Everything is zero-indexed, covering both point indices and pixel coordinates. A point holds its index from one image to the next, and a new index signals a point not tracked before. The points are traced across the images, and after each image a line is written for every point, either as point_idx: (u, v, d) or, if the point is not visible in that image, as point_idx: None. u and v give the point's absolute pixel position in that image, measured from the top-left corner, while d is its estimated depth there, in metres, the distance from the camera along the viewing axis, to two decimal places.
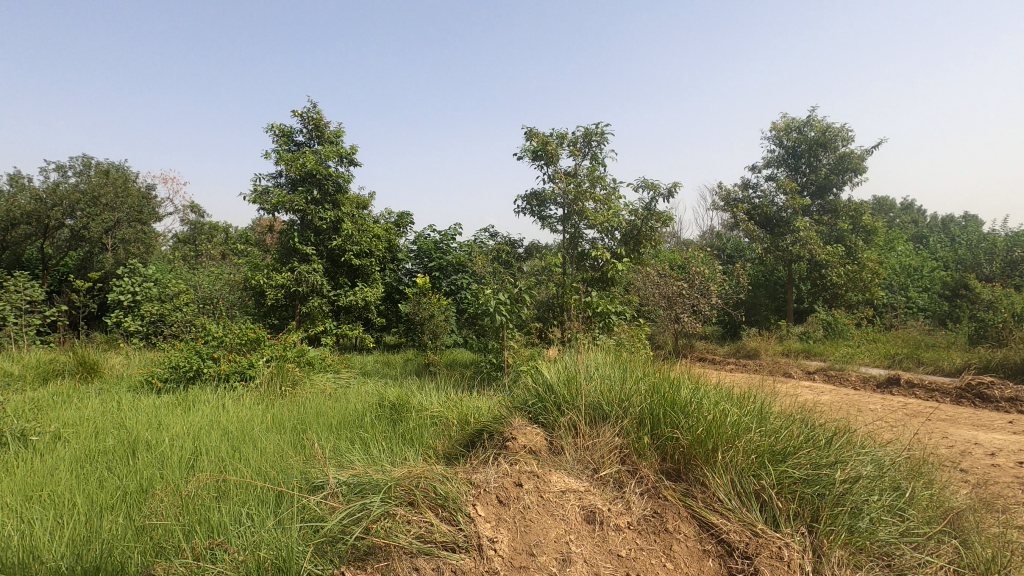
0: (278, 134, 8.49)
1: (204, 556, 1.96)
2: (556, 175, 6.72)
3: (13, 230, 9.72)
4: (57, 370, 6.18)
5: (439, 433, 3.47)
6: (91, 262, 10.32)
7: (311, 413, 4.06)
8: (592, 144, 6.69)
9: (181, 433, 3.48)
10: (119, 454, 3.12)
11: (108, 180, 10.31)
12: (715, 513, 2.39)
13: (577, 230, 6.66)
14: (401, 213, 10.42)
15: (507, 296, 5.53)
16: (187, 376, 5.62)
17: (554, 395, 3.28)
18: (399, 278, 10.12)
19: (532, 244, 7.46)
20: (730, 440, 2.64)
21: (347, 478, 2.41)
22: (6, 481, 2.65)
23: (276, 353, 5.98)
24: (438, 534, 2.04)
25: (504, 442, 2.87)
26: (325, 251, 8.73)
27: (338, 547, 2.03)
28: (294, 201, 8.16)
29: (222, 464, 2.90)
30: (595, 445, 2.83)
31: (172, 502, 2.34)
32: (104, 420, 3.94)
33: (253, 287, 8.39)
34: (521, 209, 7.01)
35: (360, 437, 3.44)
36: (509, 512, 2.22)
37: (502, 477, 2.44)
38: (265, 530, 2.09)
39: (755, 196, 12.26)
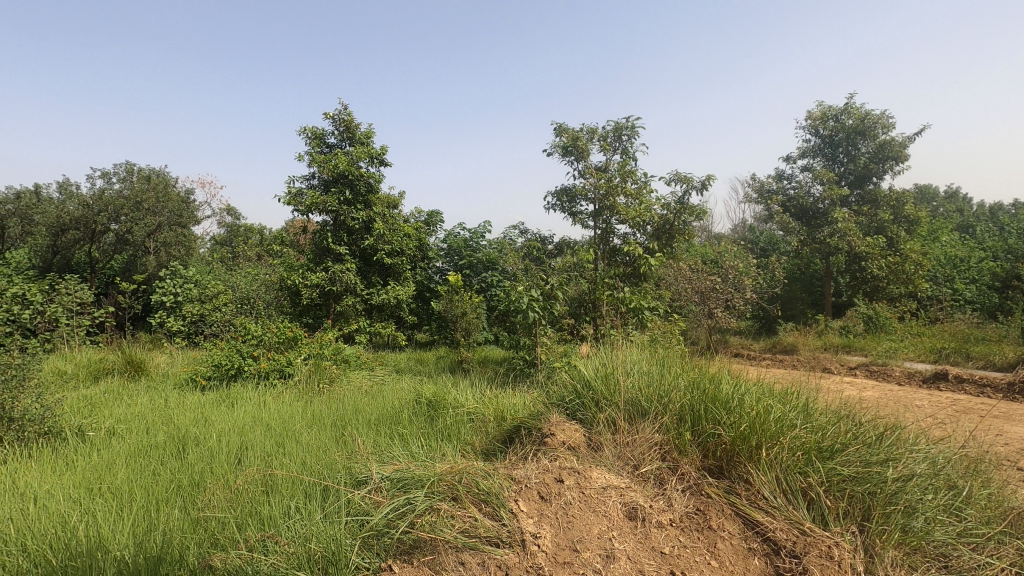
0: (311, 136, 8.66)
1: (258, 548, 2.01)
2: (586, 169, 6.68)
3: (63, 236, 10.09)
4: (107, 369, 6.45)
5: (476, 429, 3.50)
6: (136, 265, 10.76)
7: (349, 409, 4.14)
8: (623, 138, 6.63)
9: (227, 430, 3.59)
10: (170, 449, 3.24)
11: (149, 186, 10.68)
12: (761, 511, 2.34)
13: (609, 226, 6.61)
14: (431, 212, 10.54)
15: (539, 292, 5.53)
16: (229, 373, 5.79)
17: (592, 391, 3.27)
18: (429, 276, 10.23)
19: (563, 240, 7.47)
20: (774, 437, 2.58)
21: (389, 473, 2.45)
22: (68, 475, 2.78)
23: (313, 351, 6.14)
24: (482, 529, 2.05)
25: (542, 438, 2.88)
26: (357, 251, 8.88)
27: (384, 540, 2.06)
28: (327, 202, 8.31)
29: (268, 459, 2.98)
30: (634, 441, 2.82)
31: (225, 496, 2.42)
32: (154, 416, 4.10)
33: (287, 287, 8.56)
34: (552, 206, 7.01)
35: (399, 433, 3.49)
36: (551, 508, 2.22)
37: (542, 473, 2.45)
38: (314, 523, 2.13)
39: (789, 187, 11.97)
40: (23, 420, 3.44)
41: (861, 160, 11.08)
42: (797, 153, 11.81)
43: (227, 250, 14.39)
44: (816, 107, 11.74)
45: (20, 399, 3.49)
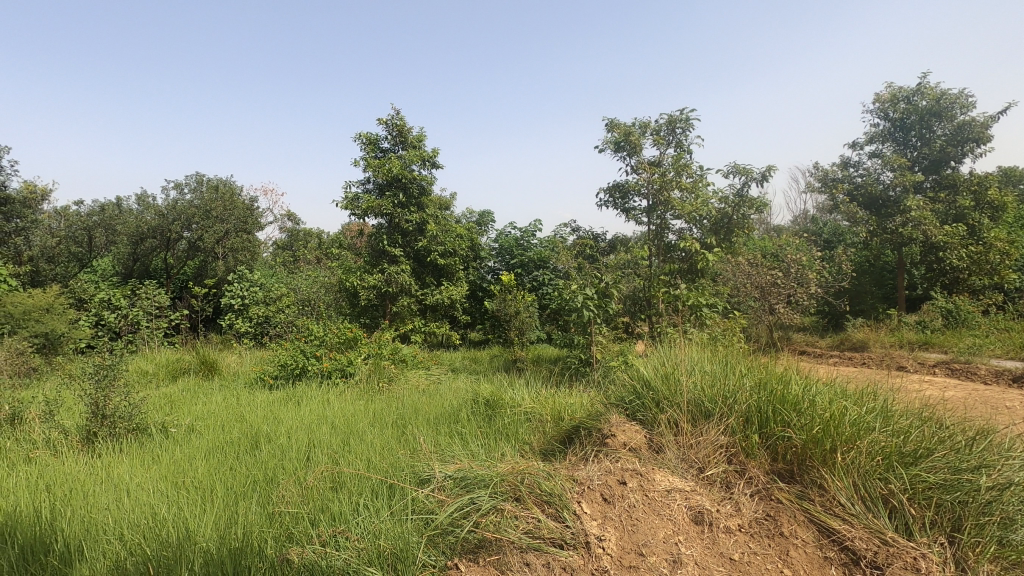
0: (365, 142, 8.90)
1: (329, 543, 2.08)
2: (638, 164, 6.56)
3: (142, 244, 10.81)
4: (183, 369, 6.87)
5: (534, 429, 3.50)
6: (206, 270, 11.41)
7: (408, 408, 4.22)
8: (676, 131, 6.47)
9: (295, 428, 3.75)
10: (245, 446, 3.41)
11: (218, 196, 11.14)
12: (837, 518, 2.23)
13: (664, 221, 6.47)
14: (482, 212, 10.63)
15: (594, 290, 5.48)
16: (294, 373, 6.02)
17: (652, 391, 3.20)
18: (482, 276, 10.32)
19: (617, 237, 7.37)
20: (850, 441, 2.45)
21: (452, 472, 2.49)
22: (154, 469, 2.97)
23: (372, 351, 6.32)
24: (546, 531, 2.05)
25: (602, 439, 2.85)
26: (411, 252, 9.06)
27: (449, 539, 2.09)
28: (382, 206, 8.54)
29: (335, 456, 3.09)
30: (698, 443, 2.75)
31: (297, 493, 2.52)
32: (228, 414, 4.34)
33: (346, 289, 8.85)
34: (604, 202, 6.93)
35: (458, 432, 3.53)
36: (615, 510, 2.20)
37: (604, 475, 2.42)
38: (382, 521, 2.20)
39: (857, 175, 11.34)
40: (115, 416, 3.72)
41: (936, 143, 10.36)
42: (864, 139, 11.17)
43: (289, 253, 15.02)
44: (885, 88, 11.07)
45: (111, 397, 3.77)
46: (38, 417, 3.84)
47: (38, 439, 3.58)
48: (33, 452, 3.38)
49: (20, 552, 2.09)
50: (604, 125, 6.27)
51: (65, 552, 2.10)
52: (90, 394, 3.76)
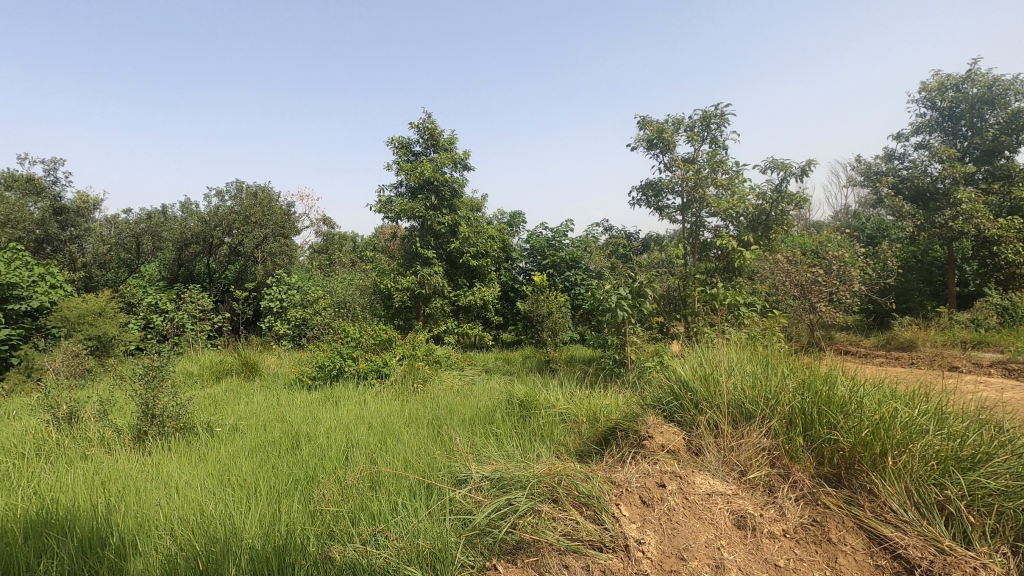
0: (398, 146, 9.03)
1: (370, 542, 2.11)
2: (672, 162, 6.46)
3: (186, 250, 11.19)
4: (226, 370, 7.10)
5: (570, 430, 3.47)
6: (246, 274, 11.76)
7: (443, 409, 4.26)
8: (711, 127, 6.34)
9: (334, 428, 3.82)
10: (285, 446, 3.49)
11: (257, 202, 11.41)
12: (888, 525, 2.14)
13: (699, 219, 6.35)
14: (514, 213, 10.65)
15: (627, 290, 5.42)
16: (332, 374, 6.14)
17: (690, 392, 3.13)
18: (514, 277, 10.33)
19: (650, 236, 7.27)
20: (901, 444, 2.35)
21: (489, 473, 2.49)
22: (200, 467, 3.07)
23: (407, 353, 6.41)
24: (585, 533, 2.02)
25: (640, 440, 2.81)
26: (444, 254, 9.14)
27: (486, 540, 2.09)
28: (415, 208, 8.65)
29: (373, 456, 3.13)
30: (739, 446, 2.68)
31: (337, 492, 2.56)
32: (269, 414, 4.45)
33: (381, 291, 9.00)
34: (637, 201, 6.85)
35: (493, 432, 3.54)
36: (654, 513, 2.16)
37: (643, 477, 2.38)
38: (420, 521, 2.21)
39: (902, 167, 10.91)
40: (164, 415, 3.87)
41: (988, 132, 9.85)
42: (910, 130, 10.73)
43: (325, 257, 15.36)
44: (932, 77, 10.63)
45: (160, 397, 3.91)
46: (93, 417, 4.02)
47: (94, 437, 3.74)
48: (88, 450, 3.53)
49: (79, 545, 2.18)
50: (636, 122, 6.20)
51: (120, 546, 2.18)
52: (140, 394, 3.91)
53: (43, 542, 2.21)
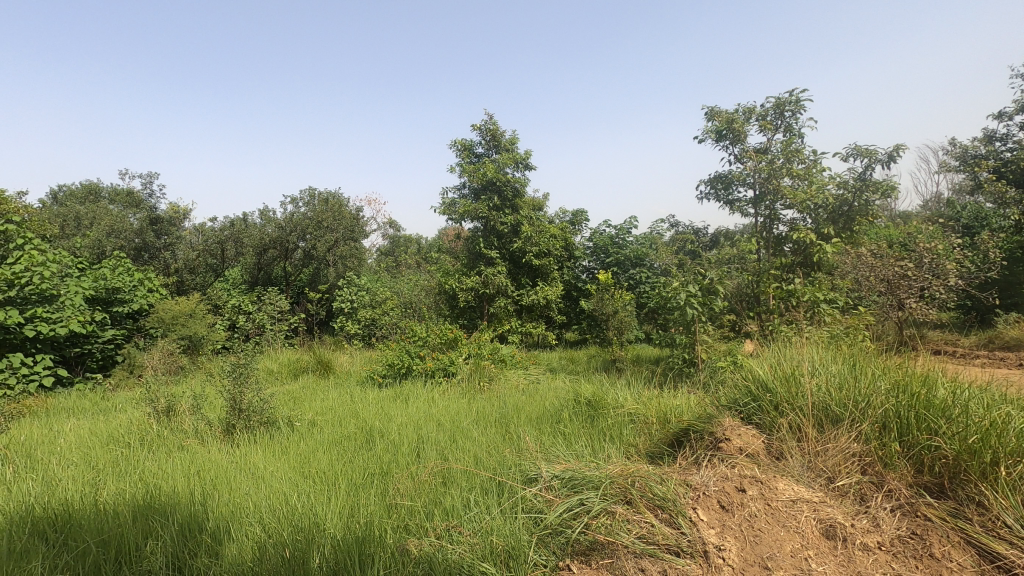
0: (460, 148, 9.18)
1: (444, 536, 2.14)
2: (743, 153, 6.19)
3: (265, 254, 11.87)
4: (303, 367, 7.47)
5: (640, 431, 3.39)
6: (319, 277, 12.33)
7: (510, 407, 4.28)
8: (785, 114, 6.02)
9: (405, 425, 3.92)
10: (360, 440, 3.63)
11: (328, 208, 11.93)
12: (1002, 541, 1.94)
13: (773, 212, 6.04)
14: (576, 211, 10.57)
15: (697, 287, 5.22)
16: (401, 372, 6.32)
17: (770, 393, 2.98)
18: (577, 275, 10.24)
19: (720, 230, 7.00)
20: (1016, 453, 2.12)
21: (559, 472, 2.48)
22: (283, 460, 3.24)
23: (473, 352, 6.51)
24: (661, 537, 1.96)
25: (715, 442, 2.70)
26: (507, 254, 9.21)
27: (559, 539, 2.07)
28: (478, 209, 8.77)
29: (443, 452, 3.19)
30: (826, 451, 2.53)
31: (411, 487, 2.63)
32: (344, 410, 4.64)
33: (446, 291, 9.19)
34: (705, 195, 6.62)
35: (561, 432, 3.51)
36: (734, 519, 2.07)
37: (720, 480, 2.29)
38: (493, 518, 2.23)
39: (1005, 149, 9.93)
40: (249, 410, 4.11)
41: None
42: (1014, 107, 9.75)
43: (392, 259, 15.85)
44: None
45: (246, 393, 4.16)
46: (188, 411, 4.34)
47: (189, 429, 4.04)
48: (185, 441, 3.82)
49: (179, 529, 2.35)
50: (704, 114, 5.98)
51: (216, 531, 2.33)
52: (228, 390, 4.18)
53: (149, 524, 2.40)
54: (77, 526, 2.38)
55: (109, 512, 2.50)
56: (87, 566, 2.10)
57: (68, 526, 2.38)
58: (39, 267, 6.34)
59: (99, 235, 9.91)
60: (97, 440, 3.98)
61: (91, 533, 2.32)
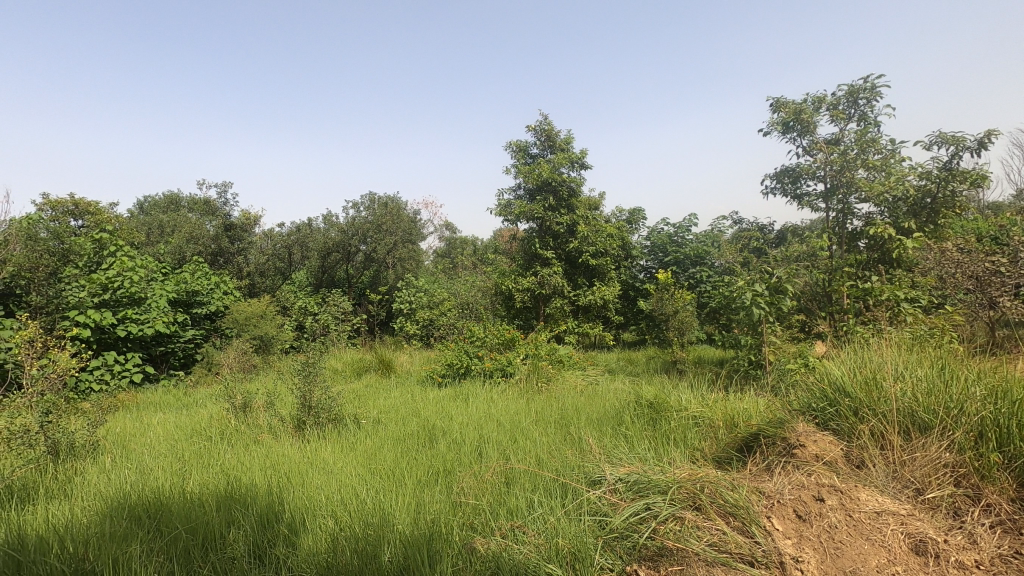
0: (516, 150, 9.23)
1: (509, 536, 2.15)
2: (813, 145, 5.89)
3: (329, 257, 12.35)
4: (366, 367, 7.72)
5: (705, 436, 3.30)
6: (380, 279, 12.72)
7: (569, 408, 4.25)
8: (859, 102, 5.68)
9: (465, 424, 3.98)
10: (423, 439, 3.70)
11: (387, 212, 12.29)
12: None
13: (847, 206, 5.72)
14: (633, 209, 10.41)
15: (764, 286, 4.98)
16: (460, 371, 6.40)
17: (848, 398, 2.82)
18: (634, 275, 10.09)
19: (787, 226, 6.70)
20: None
21: (624, 475, 2.44)
22: (351, 456, 3.36)
23: (530, 352, 6.52)
24: (734, 545, 1.89)
25: (789, 449, 2.58)
26: (563, 254, 9.17)
27: (625, 543, 2.03)
28: (534, 210, 8.78)
29: (504, 452, 3.21)
30: (913, 461, 2.36)
31: (474, 485, 2.66)
32: (406, 409, 4.76)
33: (503, 291, 9.26)
34: (771, 190, 6.35)
35: (623, 434, 3.46)
36: (812, 529, 1.97)
37: (796, 489, 2.19)
38: (557, 519, 2.22)
39: None
40: (319, 407, 4.28)
41: None
42: None
43: (449, 261, 16.13)
44: None
45: (316, 391, 4.35)
46: (262, 407, 4.58)
47: (264, 424, 4.26)
48: (261, 435, 4.03)
49: (258, 519, 2.48)
50: (770, 105, 5.73)
51: (291, 522, 2.45)
52: (299, 388, 4.37)
53: (231, 513, 2.54)
54: (168, 512, 2.56)
55: (196, 501, 2.67)
56: (179, 550, 2.25)
57: (160, 512, 2.56)
58: (130, 272, 6.94)
59: (180, 242, 10.66)
60: (183, 433, 4.27)
61: (180, 520, 2.48)
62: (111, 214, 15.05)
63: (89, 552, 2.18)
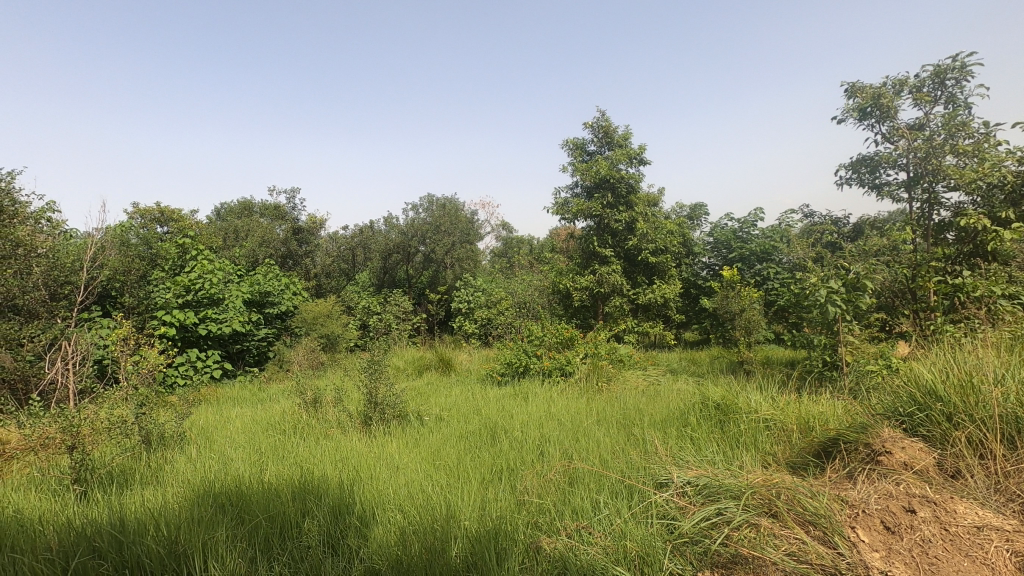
0: (572, 147, 9.16)
1: (575, 536, 2.14)
2: (893, 131, 5.51)
3: (390, 258, 12.70)
4: (426, 365, 7.88)
5: (778, 440, 3.14)
6: (439, 279, 12.95)
7: (632, 409, 4.16)
8: (947, 83, 5.25)
9: (527, 422, 3.98)
10: (484, 436, 3.74)
11: (445, 213, 12.50)
12: None
13: (933, 195, 5.30)
14: (695, 205, 10.11)
15: (840, 282, 4.65)
16: (519, 370, 6.42)
17: (940, 402, 2.61)
18: (696, 273, 9.79)
19: (864, 219, 6.31)
20: None
21: (693, 478, 2.37)
22: (415, 452, 3.44)
23: (590, 351, 6.45)
24: (815, 555, 1.78)
25: (873, 455, 2.42)
26: (622, 251, 9.02)
27: (696, 549, 1.97)
28: (592, 208, 8.68)
29: (567, 451, 3.19)
30: (1019, 472, 2.16)
31: (538, 484, 2.67)
32: (467, 406, 4.81)
33: (561, 290, 9.23)
34: (846, 180, 5.98)
35: (689, 435, 3.36)
36: (902, 542, 1.84)
37: (883, 499, 2.05)
38: (624, 521, 2.19)
39: None
40: (383, 404, 4.39)
41: None
42: None
43: (506, 260, 16.23)
44: None
45: (381, 388, 4.47)
46: (331, 403, 4.77)
47: (333, 419, 4.43)
48: (330, 430, 4.20)
49: (330, 510, 2.58)
50: (844, 91, 5.41)
51: (362, 514, 2.53)
52: (366, 384, 4.51)
53: (305, 504, 2.66)
54: (247, 501, 2.70)
55: (273, 491, 2.80)
56: (259, 536, 2.37)
57: (241, 501, 2.71)
58: (209, 274, 7.41)
59: (253, 245, 11.26)
60: (259, 426, 4.50)
61: (260, 509, 2.62)
62: (191, 220, 16.11)
63: (179, 535, 2.33)
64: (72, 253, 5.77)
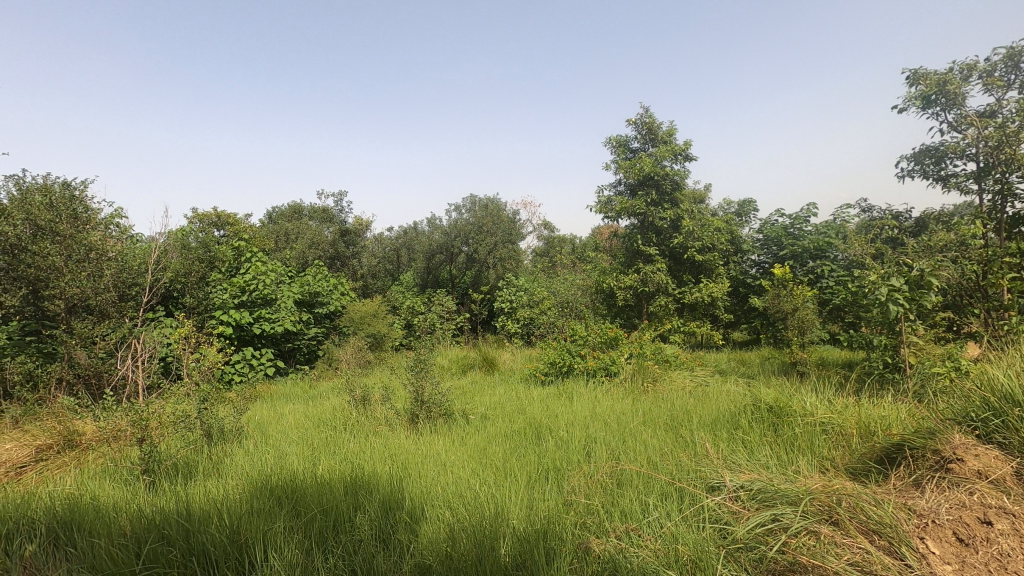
0: (616, 145, 9.06)
1: (624, 538, 2.11)
2: (961, 119, 5.19)
3: (434, 259, 12.86)
4: (470, 364, 7.95)
5: (837, 445, 3.01)
6: (481, 279, 13.04)
7: (680, 410, 4.07)
8: (1021, 66, 4.91)
9: (572, 422, 3.96)
10: (529, 435, 3.74)
11: (487, 213, 12.58)
12: None
13: (1006, 186, 4.96)
14: (744, 201, 9.82)
15: (902, 279, 4.41)
16: (563, 370, 6.39)
17: (1017, 408, 2.44)
18: (745, 271, 9.50)
19: (928, 213, 5.97)
20: None
21: (746, 483, 2.30)
22: (461, 450, 3.48)
23: (635, 351, 6.36)
24: (880, 566, 1.70)
25: (943, 463, 2.29)
26: (667, 250, 8.85)
27: (751, 556, 1.91)
28: (635, 206, 8.56)
29: (613, 452, 3.16)
30: None
31: (585, 484, 2.65)
32: (511, 406, 4.83)
33: (604, 289, 9.13)
34: (908, 172, 5.68)
35: (740, 438, 3.27)
36: (977, 556, 1.73)
37: (955, 509, 1.94)
38: (675, 525, 2.15)
39: None
40: (430, 402, 4.46)
41: None
42: None
43: (548, 260, 16.18)
44: None
45: (427, 387, 4.54)
46: (379, 400, 4.87)
47: (382, 417, 4.54)
48: (379, 427, 4.29)
49: (381, 505, 2.64)
50: (906, 78, 5.13)
51: (412, 510, 2.57)
52: (412, 383, 4.59)
53: (357, 498, 2.73)
54: (302, 493, 2.80)
55: (326, 485, 2.89)
56: (314, 528, 2.45)
57: (297, 493, 2.81)
58: (262, 275, 7.71)
59: (302, 247, 11.64)
60: (311, 423, 4.65)
61: (314, 501, 2.71)
62: (246, 224, 16.84)
63: (240, 525, 2.44)
64: (139, 257, 6.13)
